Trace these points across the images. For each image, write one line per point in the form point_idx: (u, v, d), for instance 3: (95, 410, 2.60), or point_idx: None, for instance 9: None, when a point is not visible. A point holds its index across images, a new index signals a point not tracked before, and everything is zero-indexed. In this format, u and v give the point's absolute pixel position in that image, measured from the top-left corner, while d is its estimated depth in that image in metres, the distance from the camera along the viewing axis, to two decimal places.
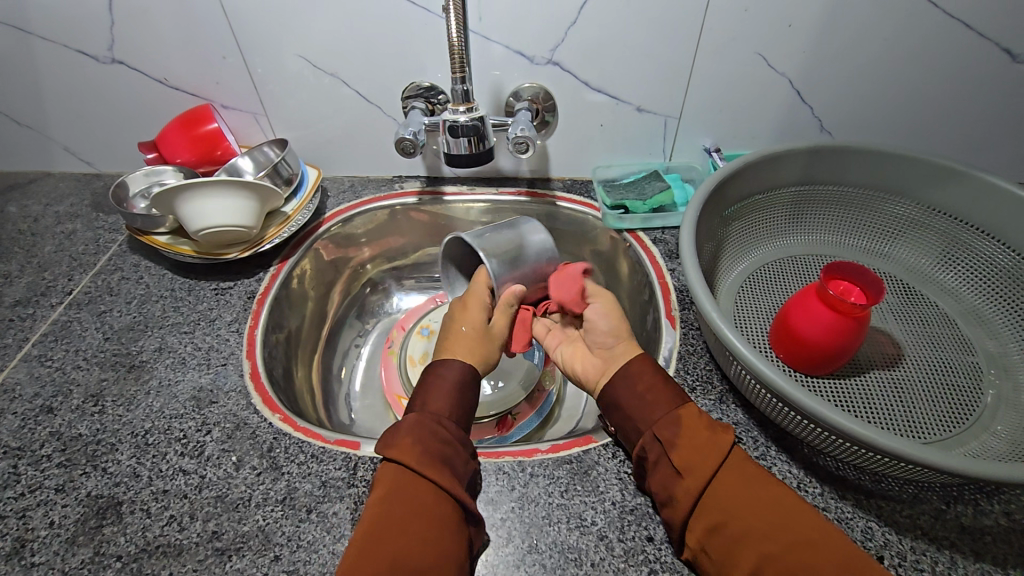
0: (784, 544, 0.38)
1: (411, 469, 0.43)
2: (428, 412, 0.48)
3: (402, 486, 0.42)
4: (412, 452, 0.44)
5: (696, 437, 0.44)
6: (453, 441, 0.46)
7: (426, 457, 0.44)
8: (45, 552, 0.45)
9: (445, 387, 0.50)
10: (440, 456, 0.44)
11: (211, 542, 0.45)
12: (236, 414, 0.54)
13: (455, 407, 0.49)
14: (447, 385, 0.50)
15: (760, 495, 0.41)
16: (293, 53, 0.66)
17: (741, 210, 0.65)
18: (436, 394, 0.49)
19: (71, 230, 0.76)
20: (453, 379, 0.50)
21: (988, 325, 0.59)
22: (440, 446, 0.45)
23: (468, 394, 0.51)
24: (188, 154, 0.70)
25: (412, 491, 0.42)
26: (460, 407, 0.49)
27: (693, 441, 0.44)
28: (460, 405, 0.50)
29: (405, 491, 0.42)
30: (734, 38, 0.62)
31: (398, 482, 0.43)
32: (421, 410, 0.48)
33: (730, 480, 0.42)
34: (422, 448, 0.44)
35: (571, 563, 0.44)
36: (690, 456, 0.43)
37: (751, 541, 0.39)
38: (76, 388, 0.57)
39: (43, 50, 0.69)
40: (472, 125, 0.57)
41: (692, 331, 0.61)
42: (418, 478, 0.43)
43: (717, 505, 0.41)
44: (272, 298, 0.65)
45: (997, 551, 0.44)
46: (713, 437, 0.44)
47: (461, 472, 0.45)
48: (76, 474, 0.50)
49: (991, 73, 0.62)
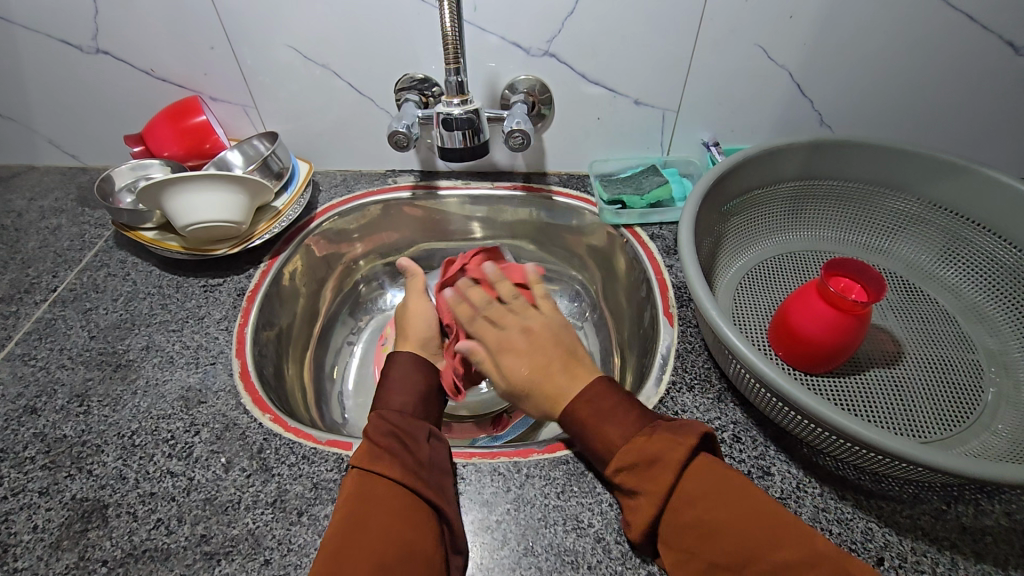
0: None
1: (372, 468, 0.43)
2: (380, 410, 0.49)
3: (367, 486, 0.42)
4: (369, 453, 0.44)
5: (652, 465, 0.42)
6: (408, 435, 0.46)
7: (384, 455, 0.44)
8: (28, 558, 0.44)
9: (394, 382, 0.52)
10: (397, 453, 0.44)
11: (200, 546, 0.44)
12: (226, 415, 0.53)
13: (409, 402, 0.50)
14: (397, 380, 0.52)
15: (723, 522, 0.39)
16: (283, 43, 0.64)
17: (739, 206, 0.64)
18: (388, 393, 0.51)
19: (56, 225, 0.74)
20: (404, 375, 0.52)
21: (989, 323, 0.58)
22: (394, 442, 0.45)
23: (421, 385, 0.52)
24: (176, 147, 0.68)
25: (376, 489, 0.42)
26: (415, 400, 0.51)
27: (649, 468, 0.42)
28: (414, 399, 0.51)
29: (370, 491, 0.42)
30: (734, 29, 0.60)
31: (360, 483, 0.42)
32: (377, 407, 0.50)
33: (690, 506, 0.40)
34: (376, 450, 0.44)
35: (567, 566, 0.43)
36: (645, 486, 0.42)
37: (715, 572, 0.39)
38: (61, 387, 0.55)
39: (26, 40, 0.67)
40: (467, 117, 0.56)
41: (690, 329, 0.60)
42: (380, 476, 0.42)
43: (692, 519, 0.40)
44: (263, 295, 0.64)
45: (998, 552, 0.43)
46: (668, 464, 0.41)
47: (424, 464, 0.45)
48: (61, 476, 0.49)
49: (994, 65, 0.61)
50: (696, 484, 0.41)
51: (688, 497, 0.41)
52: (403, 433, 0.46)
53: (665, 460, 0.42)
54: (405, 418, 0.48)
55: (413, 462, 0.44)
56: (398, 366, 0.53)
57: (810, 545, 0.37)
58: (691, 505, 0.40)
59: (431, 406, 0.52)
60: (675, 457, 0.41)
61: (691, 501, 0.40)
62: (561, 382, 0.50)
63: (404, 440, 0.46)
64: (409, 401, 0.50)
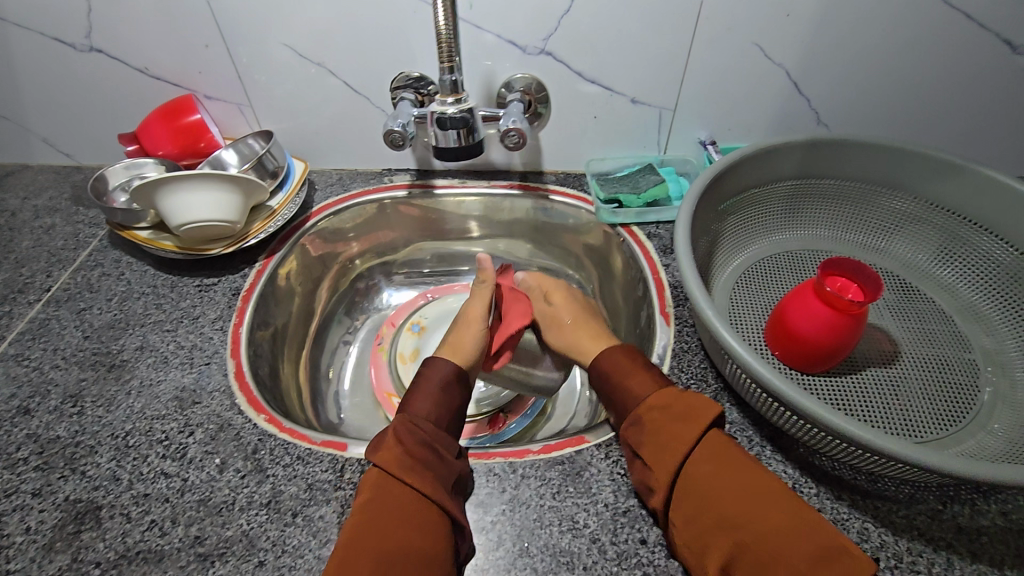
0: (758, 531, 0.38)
1: (394, 473, 0.42)
2: (411, 416, 0.48)
3: (383, 487, 0.42)
4: (396, 454, 0.44)
5: (683, 415, 0.44)
6: (439, 446, 0.46)
7: (412, 465, 0.43)
8: (21, 559, 0.44)
9: (431, 389, 0.50)
10: (425, 463, 0.44)
11: (193, 548, 0.44)
12: (220, 415, 0.52)
13: (441, 415, 0.49)
14: (431, 386, 0.51)
15: (740, 478, 0.41)
16: (278, 42, 0.64)
17: (736, 205, 0.64)
18: (420, 398, 0.50)
19: (50, 225, 0.74)
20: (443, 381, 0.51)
21: (985, 322, 0.58)
22: (425, 451, 0.45)
23: (456, 398, 0.51)
24: (170, 146, 0.68)
25: (396, 494, 0.42)
26: (445, 412, 0.50)
27: (677, 416, 0.45)
28: (445, 411, 0.50)
29: (386, 491, 0.42)
30: (731, 28, 0.60)
31: (381, 485, 0.42)
32: (406, 410, 0.49)
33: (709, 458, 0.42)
34: (402, 451, 0.44)
35: (563, 567, 0.43)
36: (670, 434, 0.44)
37: (727, 528, 0.39)
38: (55, 388, 0.55)
39: (19, 38, 0.66)
40: (461, 116, 0.56)
41: (687, 328, 0.60)
42: (398, 478, 0.42)
43: (704, 478, 0.41)
44: (258, 295, 0.64)
45: (994, 552, 0.43)
46: (696, 422, 0.43)
47: (449, 476, 0.44)
48: (54, 478, 0.48)
49: (991, 64, 0.61)
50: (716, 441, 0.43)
51: (709, 451, 0.43)
52: (433, 445, 0.46)
53: (696, 413, 0.44)
54: (436, 430, 0.47)
55: (439, 474, 0.44)
56: (435, 372, 0.51)
57: (817, 540, 0.37)
58: (711, 459, 0.42)
59: (458, 422, 0.51)
60: (707, 409, 0.44)
61: (710, 456, 0.42)
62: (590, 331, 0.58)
63: (434, 451, 0.45)
64: (439, 412, 0.49)
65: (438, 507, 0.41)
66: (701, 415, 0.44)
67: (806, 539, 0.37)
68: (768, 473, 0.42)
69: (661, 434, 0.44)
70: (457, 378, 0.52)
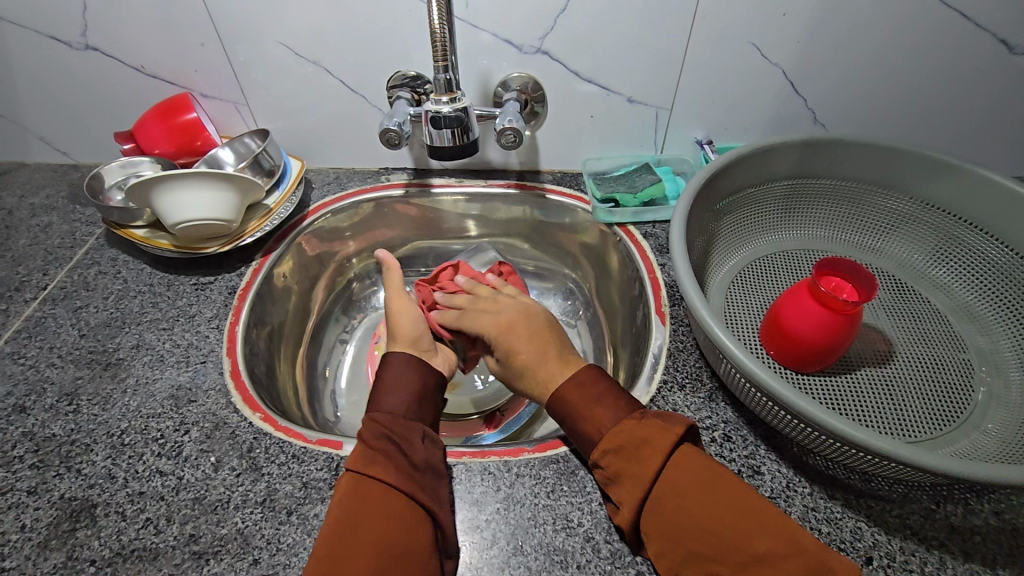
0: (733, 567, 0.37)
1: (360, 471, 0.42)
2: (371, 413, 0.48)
3: (356, 488, 0.42)
4: (362, 454, 0.44)
5: (639, 450, 0.42)
6: (400, 434, 0.46)
7: (375, 458, 0.43)
8: (16, 557, 0.44)
9: (389, 382, 0.50)
10: (387, 454, 0.44)
11: (188, 546, 0.44)
12: (216, 414, 0.52)
13: (402, 406, 0.49)
14: (389, 381, 0.51)
15: (709, 509, 0.39)
16: (274, 41, 0.64)
17: (732, 205, 0.64)
18: (381, 395, 0.49)
19: (46, 223, 0.74)
20: (398, 374, 0.51)
21: (980, 322, 0.58)
22: (386, 442, 0.45)
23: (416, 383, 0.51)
24: (166, 145, 0.68)
25: (367, 492, 0.41)
26: (408, 401, 0.49)
27: (636, 453, 0.43)
28: (407, 400, 0.49)
29: (360, 493, 0.41)
30: (727, 27, 0.60)
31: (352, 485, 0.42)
32: (371, 408, 0.49)
33: (674, 492, 0.41)
34: (368, 453, 0.44)
35: (556, 566, 0.43)
36: (630, 472, 0.42)
37: (699, 560, 0.39)
38: (51, 386, 0.55)
39: (15, 36, 0.66)
40: (456, 116, 0.56)
41: (682, 328, 0.60)
42: (369, 477, 0.42)
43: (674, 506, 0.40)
44: (254, 294, 0.64)
45: (986, 552, 0.44)
46: (655, 448, 0.42)
47: (415, 464, 0.44)
48: (49, 476, 0.48)
49: (988, 64, 0.61)
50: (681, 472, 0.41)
51: (673, 483, 0.41)
52: (396, 434, 0.46)
53: (653, 445, 0.42)
54: (398, 420, 0.47)
55: (407, 464, 0.44)
56: (393, 367, 0.52)
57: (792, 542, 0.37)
58: (677, 492, 0.41)
59: (426, 407, 0.51)
60: (660, 444, 0.42)
61: (677, 490, 0.41)
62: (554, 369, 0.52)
63: (398, 442, 0.45)
64: (401, 402, 0.49)
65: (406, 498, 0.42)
66: (658, 450, 0.42)
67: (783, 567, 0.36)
68: (738, 485, 0.41)
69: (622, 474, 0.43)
70: (414, 367, 0.52)
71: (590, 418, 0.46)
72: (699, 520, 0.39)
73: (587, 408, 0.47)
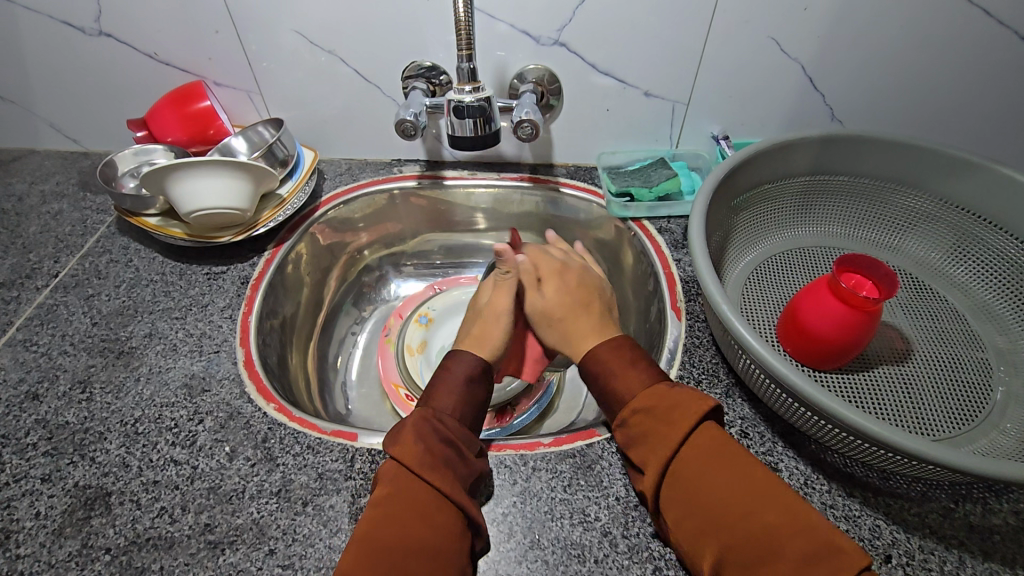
0: (742, 532, 0.38)
1: (413, 470, 0.42)
2: (436, 412, 0.46)
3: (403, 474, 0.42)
4: (420, 457, 0.42)
5: (669, 413, 0.43)
6: (459, 441, 0.45)
7: (435, 465, 0.42)
8: (31, 544, 0.44)
9: (454, 377, 0.50)
10: (447, 462, 0.43)
11: (204, 535, 0.44)
12: (229, 404, 0.52)
13: (462, 412, 0.48)
14: (454, 378, 0.50)
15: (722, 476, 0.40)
16: (289, 29, 0.63)
17: (749, 200, 0.64)
18: (445, 395, 0.48)
19: (56, 210, 0.73)
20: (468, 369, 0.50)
21: (998, 320, 0.58)
22: (445, 450, 0.44)
23: (478, 391, 0.51)
24: (179, 133, 0.67)
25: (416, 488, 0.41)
26: (469, 410, 0.49)
27: (664, 413, 0.44)
28: (468, 407, 0.49)
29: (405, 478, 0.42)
30: (746, 21, 0.60)
31: (401, 478, 0.42)
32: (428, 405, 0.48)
33: (693, 458, 0.41)
34: (425, 448, 0.43)
35: (574, 560, 0.43)
36: (652, 435, 0.43)
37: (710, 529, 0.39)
38: (63, 373, 0.55)
39: (28, 21, 0.66)
40: (478, 105, 0.55)
41: (699, 323, 0.59)
42: (417, 478, 0.41)
43: (689, 474, 0.41)
44: (267, 283, 0.63)
45: (1006, 551, 0.43)
46: (682, 413, 0.43)
47: (467, 477, 0.44)
48: (63, 463, 0.48)
49: (1009, 61, 0.60)
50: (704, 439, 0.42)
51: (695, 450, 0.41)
52: (455, 444, 0.45)
53: (681, 411, 0.43)
54: (460, 427, 0.46)
55: (461, 476, 0.43)
56: (462, 359, 0.51)
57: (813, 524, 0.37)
58: (696, 460, 0.41)
59: (479, 416, 0.50)
60: (689, 408, 0.43)
61: (695, 455, 0.41)
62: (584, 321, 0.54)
63: (459, 451, 0.44)
64: (463, 409, 0.48)
65: (457, 509, 0.41)
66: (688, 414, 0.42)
67: (790, 539, 0.36)
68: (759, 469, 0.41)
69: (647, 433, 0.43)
70: (482, 375, 0.51)
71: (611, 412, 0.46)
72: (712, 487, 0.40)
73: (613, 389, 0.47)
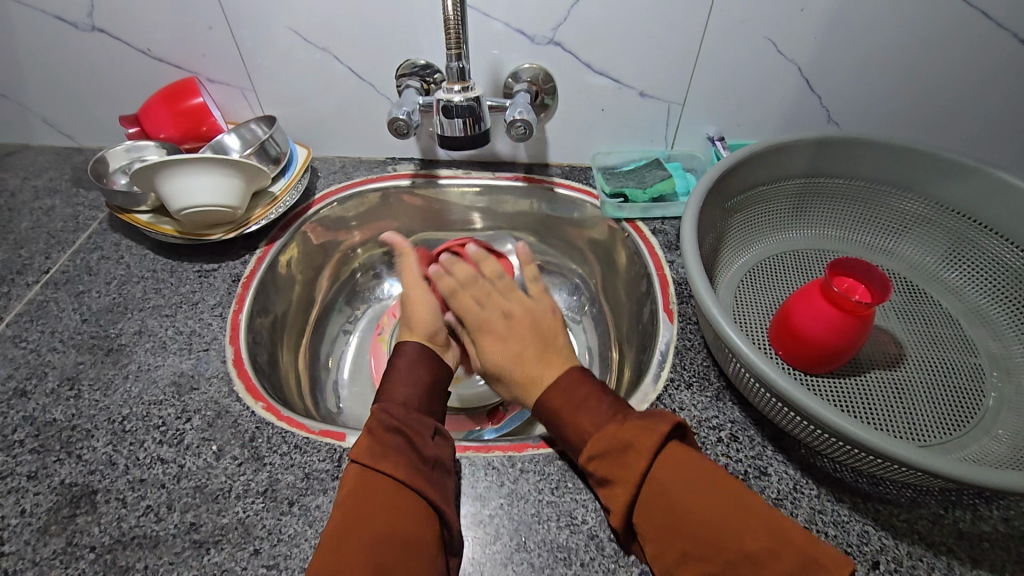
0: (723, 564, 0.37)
1: (367, 464, 0.42)
2: (383, 404, 0.47)
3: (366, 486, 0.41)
4: (370, 448, 0.43)
5: (623, 455, 0.42)
6: (411, 428, 0.45)
7: (385, 452, 0.43)
8: (16, 542, 0.43)
9: (401, 372, 0.50)
10: (397, 449, 0.43)
11: (189, 534, 0.44)
12: (218, 402, 0.52)
13: (414, 396, 0.49)
14: (401, 372, 0.50)
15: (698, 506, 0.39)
16: (282, 26, 0.63)
17: (742, 202, 0.63)
18: (398, 385, 0.49)
19: (50, 206, 0.73)
20: (410, 364, 0.51)
21: (991, 325, 0.58)
22: (396, 437, 0.44)
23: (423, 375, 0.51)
24: (171, 130, 0.67)
25: (376, 483, 0.41)
26: (419, 393, 0.49)
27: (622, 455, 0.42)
28: (418, 390, 0.49)
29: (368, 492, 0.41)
30: (742, 22, 0.59)
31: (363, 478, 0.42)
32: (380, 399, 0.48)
33: (661, 494, 0.40)
34: (376, 444, 0.43)
35: (560, 563, 0.43)
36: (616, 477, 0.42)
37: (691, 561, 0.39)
38: (52, 370, 0.55)
39: (21, 16, 0.65)
40: (467, 105, 0.55)
41: (690, 325, 0.59)
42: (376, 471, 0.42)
43: (661, 508, 0.40)
44: (258, 282, 0.63)
45: (995, 558, 0.43)
46: (637, 452, 0.41)
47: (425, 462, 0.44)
48: (49, 461, 0.48)
49: (1007, 64, 0.60)
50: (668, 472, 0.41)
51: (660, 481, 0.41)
52: (408, 430, 0.45)
53: (636, 448, 0.42)
54: (410, 412, 0.47)
55: (416, 460, 0.43)
56: (405, 357, 0.52)
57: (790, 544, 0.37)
58: (664, 492, 0.40)
59: (436, 400, 0.50)
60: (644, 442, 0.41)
61: (664, 487, 0.40)
62: (533, 369, 0.52)
63: (409, 437, 0.45)
64: (413, 394, 0.49)
65: (415, 492, 0.41)
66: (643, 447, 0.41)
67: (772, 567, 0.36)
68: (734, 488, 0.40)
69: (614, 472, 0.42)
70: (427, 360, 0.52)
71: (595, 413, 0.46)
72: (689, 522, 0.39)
73: (569, 412, 0.47)
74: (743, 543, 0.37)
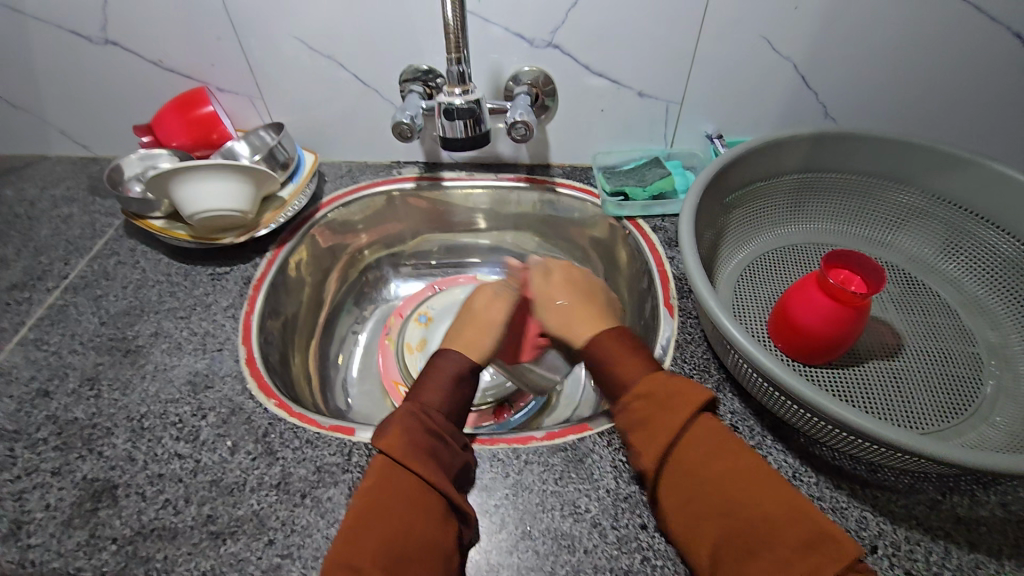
0: (744, 520, 0.39)
1: (396, 462, 0.43)
2: (423, 406, 0.47)
3: (388, 473, 0.43)
4: (399, 445, 0.44)
5: (668, 403, 0.44)
6: (442, 432, 0.46)
7: (415, 453, 0.43)
8: (42, 534, 0.45)
9: (441, 377, 0.50)
10: (427, 451, 0.44)
11: (206, 526, 0.45)
12: (232, 400, 0.54)
13: (450, 405, 0.49)
14: (444, 376, 0.50)
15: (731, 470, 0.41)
16: (288, 35, 0.65)
17: (740, 198, 0.64)
18: (432, 389, 0.49)
19: (67, 214, 0.75)
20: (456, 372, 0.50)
21: (990, 315, 0.58)
22: (428, 438, 0.45)
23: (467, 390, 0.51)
24: (183, 138, 0.69)
25: (398, 484, 0.42)
26: (455, 404, 0.49)
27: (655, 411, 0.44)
28: (455, 401, 0.49)
29: (391, 486, 0.42)
30: (737, 21, 0.60)
31: (386, 476, 0.43)
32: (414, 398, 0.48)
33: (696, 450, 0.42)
34: (409, 440, 0.44)
35: (564, 550, 0.44)
36: (655, 424, 0.44)
37: (712, 514, 0.40)
38: (73, 371, 0.57)
39: (37, 31, 0.68)
40: (468, 108, 0.56)
41: (691, 320, 0.60)
42: (403, 471, 0.43)
43: (694, 463, 0.42)
44: (269, 284, 0.65)
45: (992, 542, 0.44)
46: (685, 403, 0.44)
47: (449, 465, 0.45)
48: (72, 457, 0.50)
49: (1001, 58, 0.61)
50: (698, 438, 0.43)
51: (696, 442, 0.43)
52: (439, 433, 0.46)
53: (683, 401, 0.44)
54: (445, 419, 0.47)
55: (441, 463, 0.44)
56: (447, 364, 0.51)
57: (815, 523, 0.38)
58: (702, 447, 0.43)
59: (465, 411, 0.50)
60: (686, 403, 0.44)
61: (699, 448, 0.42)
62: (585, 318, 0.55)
63: (446, 442, 0.46)
64: (449, 401, 0.49)
65: (436, 494, 0.42)
66: (681, 405, 0.44)
67: (792, 531, 0.38)
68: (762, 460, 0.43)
69: (648, 420, 0.44)
70: (469, 376, 0.51)
71: (617, 371, 0.48)
72: (721, 479, 0.41)
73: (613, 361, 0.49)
74: (769, 507, 0.39)
